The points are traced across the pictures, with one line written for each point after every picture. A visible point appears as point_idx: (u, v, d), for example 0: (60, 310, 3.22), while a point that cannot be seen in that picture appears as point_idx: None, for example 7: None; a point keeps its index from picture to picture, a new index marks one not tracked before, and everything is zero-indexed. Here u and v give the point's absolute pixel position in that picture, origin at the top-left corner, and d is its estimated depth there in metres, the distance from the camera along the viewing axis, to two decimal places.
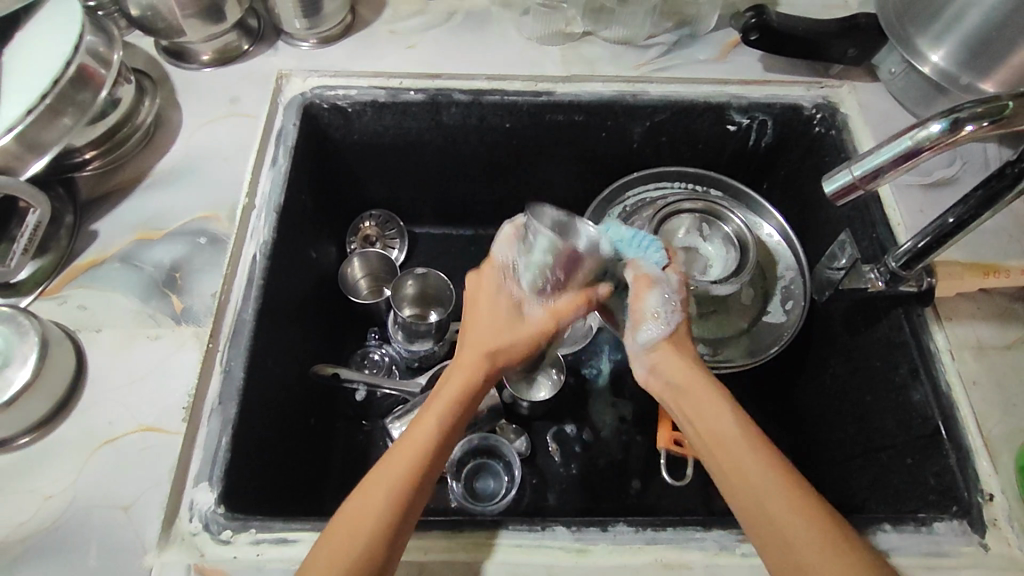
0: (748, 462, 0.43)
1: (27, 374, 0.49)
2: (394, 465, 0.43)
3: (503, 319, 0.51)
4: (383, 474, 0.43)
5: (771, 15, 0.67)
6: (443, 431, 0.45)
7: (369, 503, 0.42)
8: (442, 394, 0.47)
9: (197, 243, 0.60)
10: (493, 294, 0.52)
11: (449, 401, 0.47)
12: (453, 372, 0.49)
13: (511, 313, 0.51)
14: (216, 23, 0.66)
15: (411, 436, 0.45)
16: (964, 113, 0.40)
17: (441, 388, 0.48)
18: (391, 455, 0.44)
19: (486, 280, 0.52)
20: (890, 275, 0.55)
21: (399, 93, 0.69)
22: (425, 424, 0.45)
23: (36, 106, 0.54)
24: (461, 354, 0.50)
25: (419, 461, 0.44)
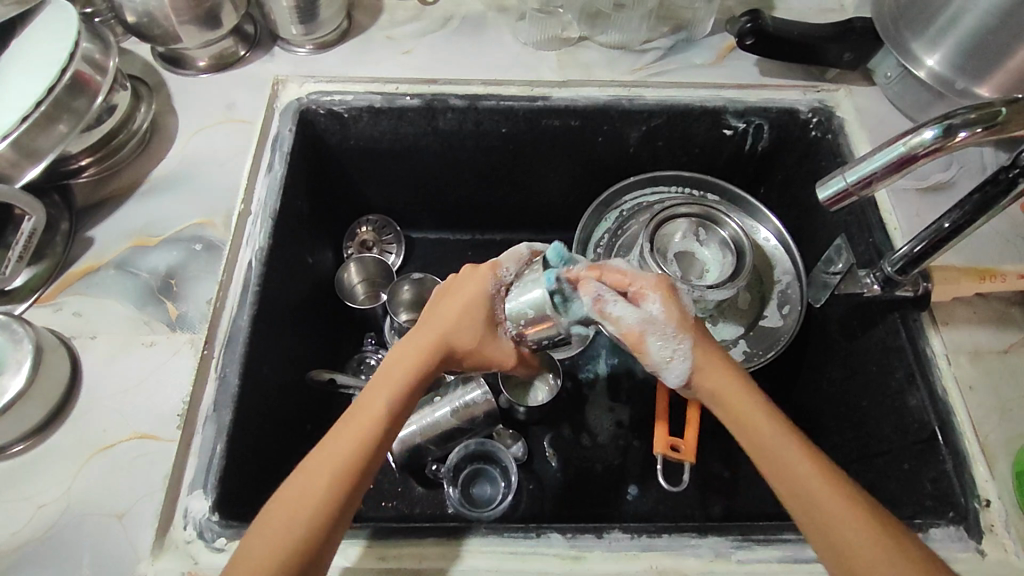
0: (785, 453, 0.42)
1: (22, 381, 0.49)
2: (346, 438, 0.44)
3: (472, 322, 0.51)
4: (334, 444, 0.43)
5: (767, 20, 0.67)
6: (394, 411, 0.46)
7: (321, 473, 0.42)
8: (395, 375, 0.47)
9: (193, 249, 0.60)
10: (476, 295, 0.51)
11: (403, 382, 0.47)
12: (409, 354, 0.49)
13: (482, 320, 0.51)
14: (212, 29, 0.66)
15: (359, 412, 0.45)
16: (956, 120, 0.40)
17: (394, 367, 0.48)
18: (343, 427, 0.44)
19: (472, 278, 0.52)
20: (885, 280, 0.56)
21: (395, 98, 0.69)
22: (378, 402, 0.46)
23: (32, 113, 0.54)
24: (416, 337, 0.50)
25: (361, 437, 0.44)
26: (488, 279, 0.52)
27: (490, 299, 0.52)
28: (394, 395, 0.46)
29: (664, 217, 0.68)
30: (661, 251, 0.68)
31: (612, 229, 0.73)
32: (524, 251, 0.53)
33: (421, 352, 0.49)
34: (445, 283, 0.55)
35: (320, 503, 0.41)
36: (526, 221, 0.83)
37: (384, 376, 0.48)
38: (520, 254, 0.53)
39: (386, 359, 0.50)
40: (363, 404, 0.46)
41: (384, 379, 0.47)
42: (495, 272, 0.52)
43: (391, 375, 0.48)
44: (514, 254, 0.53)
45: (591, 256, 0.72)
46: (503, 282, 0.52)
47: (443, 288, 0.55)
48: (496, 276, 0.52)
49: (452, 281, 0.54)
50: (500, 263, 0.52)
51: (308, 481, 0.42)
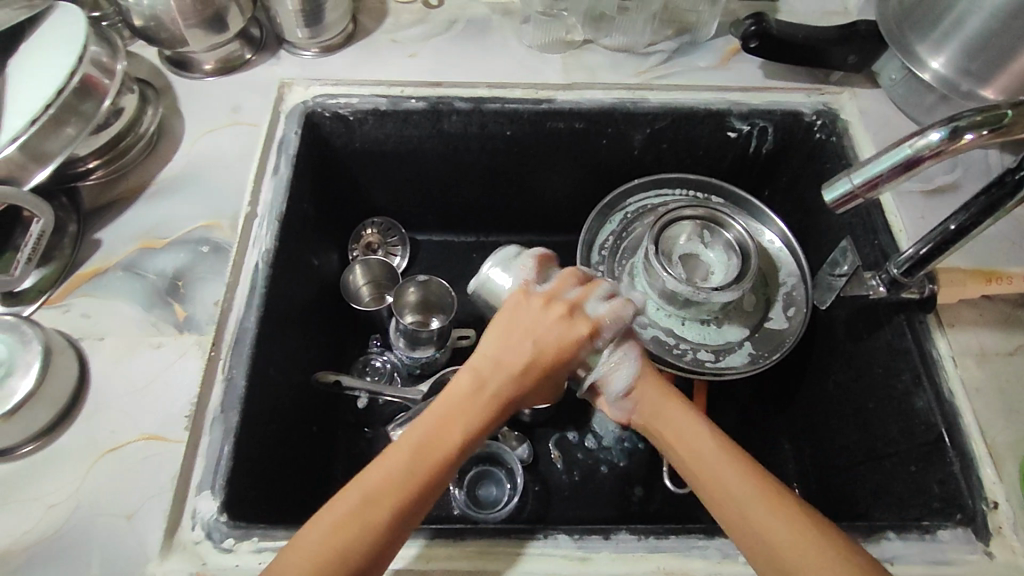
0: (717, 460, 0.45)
1: (30, 383, 0.49)
2: (418, 474, 0.42)
3: (550, 379, 0.49)
4: (405, 480, 0.41)
5: (771, 23, 0.67)
6: (461, 455, 0.44)
7: (384, 508, 0.40)
8: (472, 414, 0.45)
9: (200, 251, 0.60)
10: (566, 351, 0.49)
11: (476, 424, 0.45)
12: (487, 392, 0.46)
13: (557, 376, 0.50)
14: (218, 32, 0.66)
15: (431, 449, 0.43)
16: (962, 122, 0.41)
17: (469, 403, 0.45)
18: (416, 461, 0.42)
19: (569, 331, 0.49)
20: (891, 281, 0.56)
21: (401, 101, 0.69)
22: (451, 441, 0.44)
23: (41, 115, 0.55)
24: (495, 372, 0.47)
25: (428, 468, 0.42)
26: (585, 343, 0.49)
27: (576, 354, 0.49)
28: (465, 436, 0.44)
29: (668, 219, 0.68)
30: (666, 253, 0.68)
31: (616, 231, 0.73)
32: (627, 314, 0.51)
33: (498, 391, 0.46)
34: (531, 309, 0.50)
35: (369, 533, 0.40)
36: (530, 224, 0.83)
37: (460, 410, 0.45)
38: (626, 317, 0.50)
39: (455, 386, 0.46)
40: (436, 439, 0.43)
41: (459, 415, 0.45)
42: (594, 337, 0.50)
43: (465, 412, 0.45)
44: (619, 317, 0.50)
45: (596, 259, 0.71)
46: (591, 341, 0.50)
47: (525, 312, 0.50)
48: (593, 342, 0.50)
49: (540, 316, 0.49)
50: (602, 325, 0.50)
51: (352, 506, 0.40)
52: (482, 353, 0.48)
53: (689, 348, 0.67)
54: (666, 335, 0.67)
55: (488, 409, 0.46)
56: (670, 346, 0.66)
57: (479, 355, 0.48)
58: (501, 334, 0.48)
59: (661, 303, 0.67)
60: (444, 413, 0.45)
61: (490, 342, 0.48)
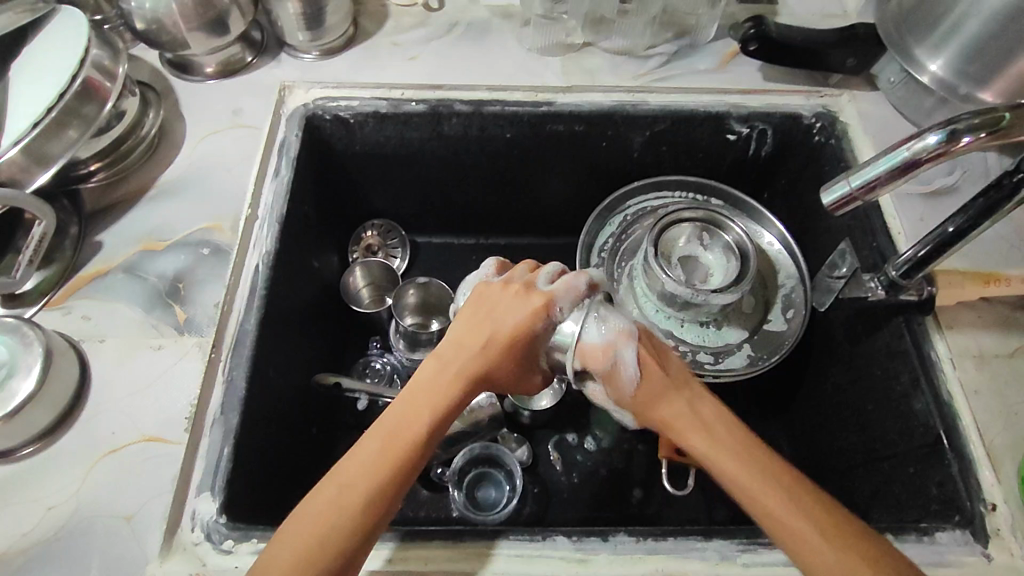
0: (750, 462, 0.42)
1: (31, 384, 0.49)
2: (382, 463, 0.41)
3: (515, 357, 0.47)
4: (373, 466, 0.41)
5: (770, 26, 0.67)
6: (431, 437, 0.43)
7: (358, 494, 0.40)
8: (438, 397, 0.44)
9: (200, 253, 0.60)
10: (520, 327, 0.47)
11: (444, 407, 0.44)
12: (452, 375, 0.45)
13: (524, 353, 0.48)
14: (220, 35, 0.66)
15: (398, 436, 0.42)
16: (959, 125, 0.41)
17: (433, 388, 0.44)
18: (382, 447, 0.42)
19: (525, 307, 0.47)
20: (890, 284, 0.56)
21: (401, 104, 0.69)
22: (419, 426, 0.43)
23: (43, 119, 0.55)
24: (457, 355, 0.46)
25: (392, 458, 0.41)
26: (541, 315, 0.47)
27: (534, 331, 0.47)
28: (433, 418, 0.43)
29: (668, 221, 0.69)
30: (665, 255, 0.68)
31: (616, 234, 0.74)
32: (582, 282, 0.48)
33: (462, 373, 0.45)
34: (490, 293, 0.49)
35: (346, 521, 0.39)
36: (530, 226, 0.83)
37: (424, 395, 0.44)
38: (580, 283, 0.48)
39: (419, 373, 0.46)
40: (403, 425, 0.43)
41: (424, 400, 0.44)
42: (550, 310, 0.47)
43: (431, 396, 0.44)
44: (572, 287, 0.48)
45: (595, 261, 0.72)
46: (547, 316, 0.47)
47: (484, 298, 0.49)
48: (549, 314, 0.47)
49: (498, 297, 0.49)
50: (555, 298, 0.48)
51: (332, 495, 0.40)
52: (445, 341, 0.47)
53: (688, 350, 0.67)
54: (666, 336, 0.67)
55: (454, 391, 0.45)
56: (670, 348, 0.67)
57: (442, 343, 0.47)
58: (463, 321, 0.48)
59: (660, 305, 0.67)
60: (409, 399, 0.44)
61: (453, 330, 0.48)
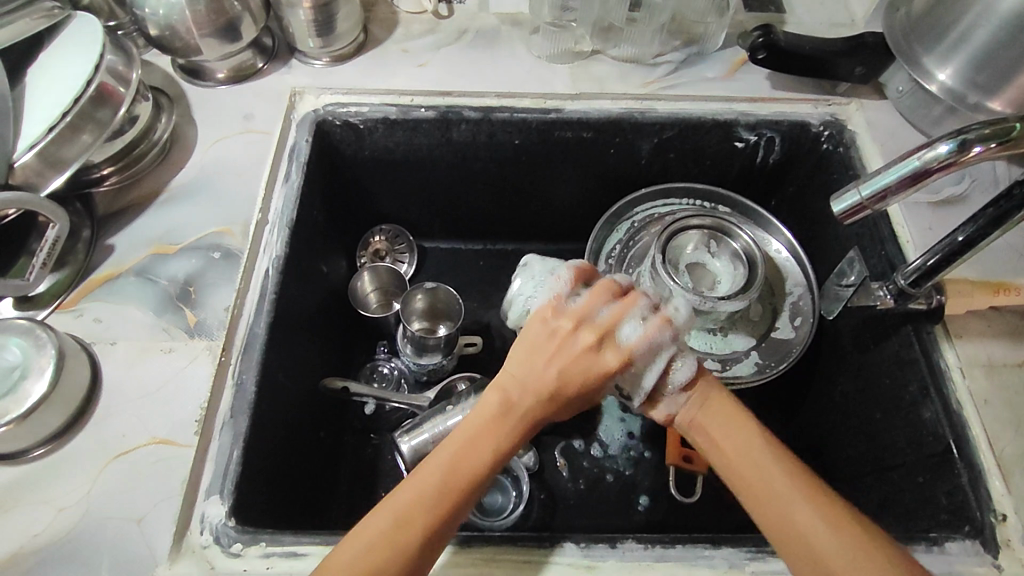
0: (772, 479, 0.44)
1: (44, 386, 0.49)
2: (446, 501, 0.43)
3: (580, 401, 0.49)
4: (434, 501, 0.43)
5: (778, 34, 0.67)
6: (489, 476, 0.45)
7: (419, 526, 0.42)
8: (498, 437, 0.46)
9: (211, 257, 0.61)
10: (590, 380, 0.47)
11: (505, 445, 0.46)
12: (515, 414, 0.47)
13: (586, 399, 0.49)
14: (231, 42, 0.67)
15: (460, 470, 0.44)
16: (971, 135, 0.41)
17: (496, 425, 0.46)
18: (445, 487, 0.43)
19: (598, 361, 0.47)
20: (899, 292, 0.55)
21: (411, 110, 0.70)
22: (481, 461, 0.45)
23: (58, 123, 0.55)
24: (520, 395, 0.47)
25: (452, 496, 0.43)
26: (614, 374, 0.48)
27: (600, 384, 0.48)
28: (492, 458, 0.45)
29: (676, 228, 0.69)
30: (672, 262, 0.69)
31: (623, 240, 0.74)
32: (665, 337, 0.48)
33: (524, 413, 0.47)
34: (562, 332, 0.48)
35: (409, 551, 0.41)
36: (537, 231, 0.83)
37: (488, 432, 0.46)
38: (664, 342, 0.48)
39: (483, 407, 0.47)
40: (464, 461, 0.45)
41: (487, 437, 0.46)
42: (626, 368, 0.48)
43: (491, 433, 0.46)
44: (653, 345, 0.48)
45: (603, 267, 0.72)
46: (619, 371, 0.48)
47: (551, 338, 0.48)
48: (624, 372, 0.48)
49: (570, 342, 0.48)
50: (633, 356, 0.47)
51: (387, 528, 0.41)
52: (510, 374, 0.48)
53: (695, 357, 0.67)
54: None
55: (512, 435, 0.47)
56: None
57: (507, 376, 0.48)
58: (527, 357, 0.48)
59: None
60: (472, 436, 0.46)
61: (516, 362, 0.48)
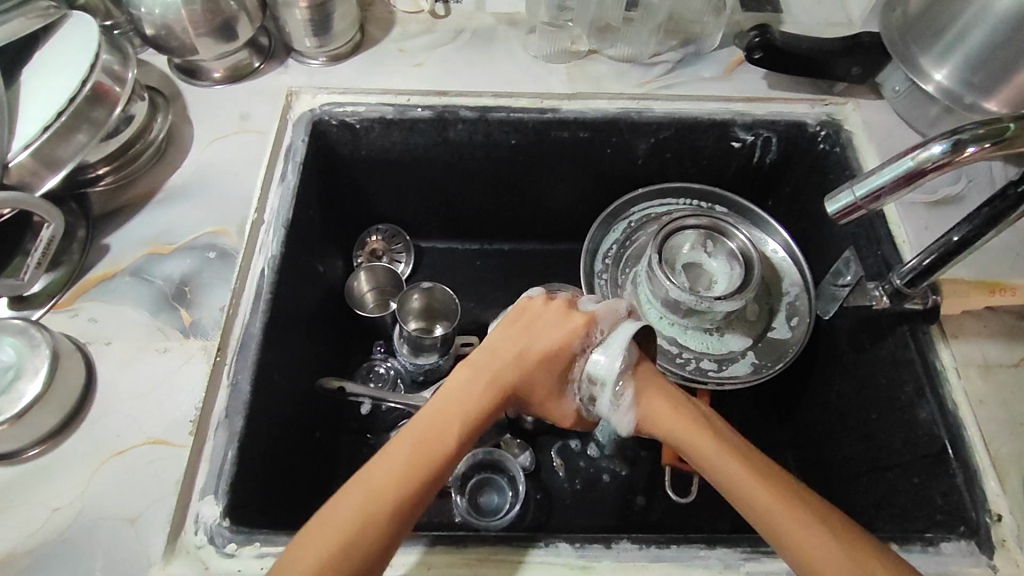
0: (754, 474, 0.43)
1: (38, 386, 0.49)
2: (412, 470, 0.42)
3: (551, 370, 0.49)
4: (399, 471, 0.41)
5: (775, 34, 0.67)
6: (459, 447, 0.44)
7: (391, 497, 0.40)
8: (467, 408, 0.45)
9: (206, 257, 0.61)
10: (558, 333, 0.49)
11: (474, 414, 0.45)
12: (487, 381, 0.47)
13: (558, 370, 0.49)
14: (227, 42, 0.67)
15: (431, 436, 0.44)
16: (965, 135, 0.41)
17: (466, 395, 0.46)
18: (411, 456, 0.42)
19: (565, 323, 0.50)
20: (894, 292, 0.55)
21: (407, 110, 0.70)
22: (450, 432, 0.44)
23: (53, 123, 0.55)
24: (490, 365, 0.48)
25: (418, 465, 0.42)
26: (581, 335, 0.49)
27: (570, 348, 0.49)
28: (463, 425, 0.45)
29: (672, 228, 0.69)
30: (669, 262, 0.69)
31: (619, 240, 0.74)
32: (620, 306, 0.51)
33: (495, 380, 0.47)
34: (532, 307, 0.51)
35: (377, 526, 0.40)
36: (534, 231, 0.83)
37: (457, 403, 0.45)
38: (618, 313, 0.51)
39: (454, 378, 0.47)
40: (436, 430, 0.44)
41: (458, 404, 0.45)
42: (591, 330, 0.50)
43: (462, 401, 0.46)
44: (612, 308, 0.51)
45: (599, 267, 0.72)
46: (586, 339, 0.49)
47: (520, 315, 0.50)
48: (591, 336, 0.50)
49: (536, 314, 0.50)
50: (597, 318, 0.50)
51: (358, 506, 0.40)
52: (480, 350, 0.49)
53: (692, 357, 0.67)
54: (669, 343, 0.67)
55: (482, 403, 0.46)
56: (673, 354, 0.67)
57: (478, 351, 0.49)
58: (498, 330, 0.50)
59: (664, 312, 0.67)
60: (440, 408, 0.45)
61: (489, 339, 0.50)
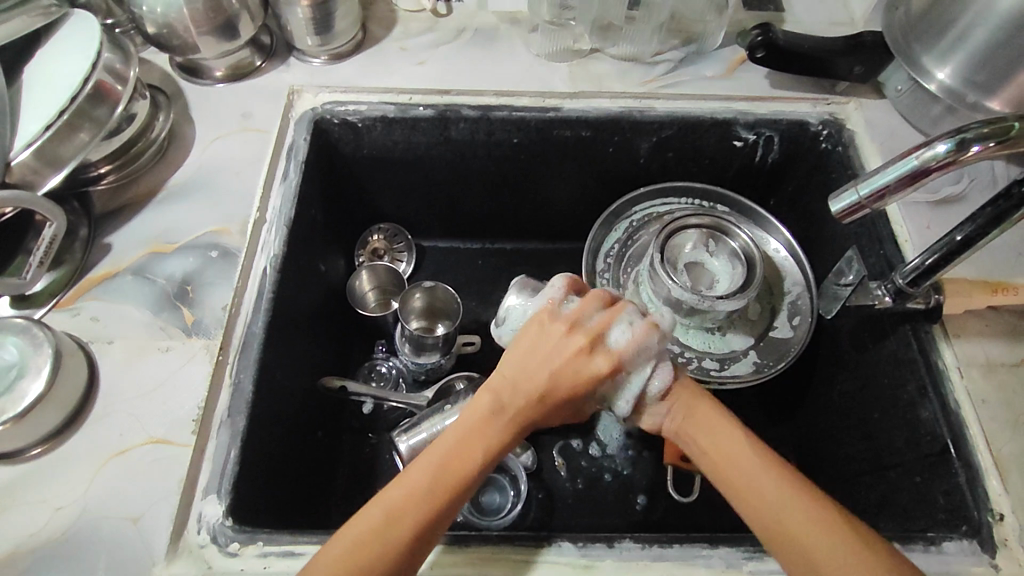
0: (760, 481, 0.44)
1: (41, 385, 0.49)
2: (434, 499, 0.42)
3: (571, 404, 0.48)
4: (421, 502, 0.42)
5: (777, 33, 0.67)
6: (479, 475, 0.45)
7: (408, 524, 0.41)
8: (487, 437, 0.45)
9: (208, 256, 0.61)
10: (577, 378, 0.47)
11: (493, 444, 0.45)
12: (506, 415, 0.46)
13: (577, 403, 0.49)
14: (229, 40, 0.67)
15: (450, 471, 0.44)
16: (969, 134, 0.41)
17: (485, 425, 0.46)
18: (433, 486, 0.43)
19: (587, 366, 0.47)
20: (897, 291, 0.55)
21: (409, 109, 0.70)
22: (470, 461, 0.44)
23: (55, 121, 0.55)
24: (511, 398, 0.47)
25: (439, 493, 0.43)
26: (604, 378, 0.47)
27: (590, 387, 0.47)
28: (481, 458, 0.45)
29: (674, 228, 0.69)
30: (671, 261, 0.68)
31: (621, 239, 0.74)
32: (653, 342, 0.48)
33: (515, 414, 0.47)
34: (555, 336, 0.48)
35: (395, 550, 0.41)
36: (536, 230, 0.83)
37: (476, 432, 0.45)
38: (649, 351, 0.48)
39: (474, 406, 0.47)
40: (454, 463, 0.44)
41: (477, 437, 0.45)
42: (614, 374, 0.47)
43: (481, 433, 0.45)
44: (640, 348, 0.47)
45: (601, 266, 0.72)
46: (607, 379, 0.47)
47: (545, 338, 0.48)
48: (614, 378, 0.48)
49: (558, 346, 0.48)
50: (622, 362, 0.47)
51: (374, 525, 0.41)
52: (500, 376, 0.48)
53: (693, 356, 0.67)
54: (671, 343, 0.67)
55: (501, 434, 0.46)
56: (675, 354, 0.66)
57: (498, 376, 0.48)
58: (520, 357, 0.48)
59: (666, 311, 0.67)
60: (461, 435, 0.45)
61: (509, 363, 0.48)
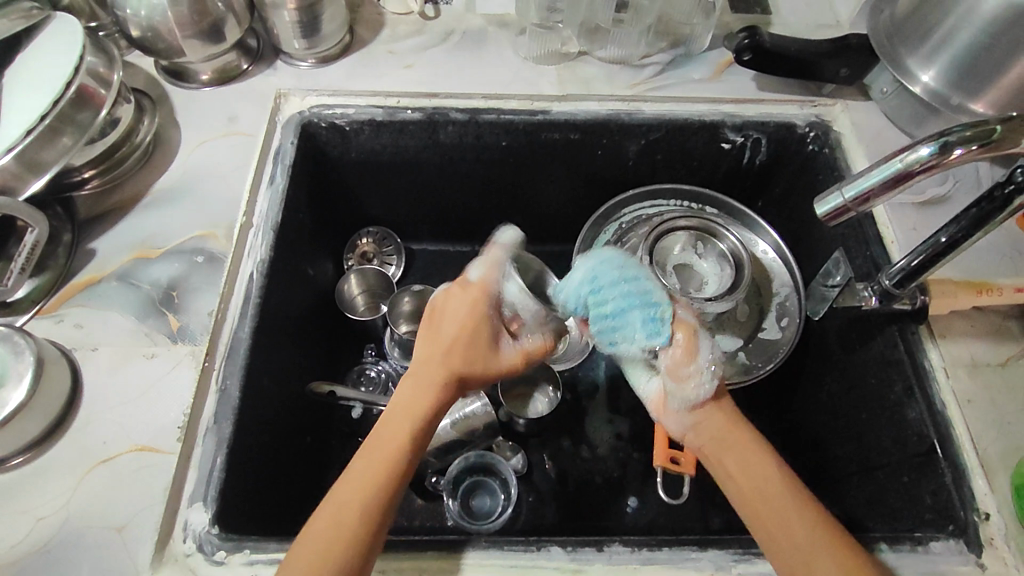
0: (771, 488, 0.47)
1: (23, 394, 0.49)
2: (373, 473, 0.46)
3: (481, 338, 0.53)
4: (364, 478, 0.45)
5: (764, 35, 0.67)
6: (413, 439, 0.48)
7: (355, 500, 0.44)
8: (414, 407, 0.49)
9: (194, 261, 0.60)
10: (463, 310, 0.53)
11: (420, 409, 0.49)
12: (423, 379, 0.51)
13: (486, 335, 0.53)
14: (215, 43, 0.66)
15: (383, 446, 0.47)
16: (951, 137, 0.41)
17: (410, 398, 0.50)
18: (371, 463, 0.46)
19: (463, 298, 0.54)
20: (883, 293, 0.56)
21: (396, 112, 0.69)
22: (400, 432, 0.48)
23: (37, 126, 0.55)
24: (429, 368, 0.51)
25: (377, 469, 0.46)
26: (483, 299, 0.54)
27: (482, 312, 0.54)
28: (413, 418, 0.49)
29: (662, 230, 0.69)
30: (660, 263, 0.68)
31: (611, 242, 0.74)
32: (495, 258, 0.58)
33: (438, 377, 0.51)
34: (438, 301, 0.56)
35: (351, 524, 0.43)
36: (526, 233, 0.83)
37: (404, 407, 0.49)
38: (500, 261, 0.58)
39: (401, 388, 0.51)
40: (385, 432, 0.48)
41: (405, 409, 0.49)
42: (488, 291, 0.55)
43: (407, 406, 0.50)
44: (495, 265, 0.57)
45: None
46: (487, 296, 0.55)
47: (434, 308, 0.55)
48: (489, 296, 0.55)
49: (442, 304, 0.55)
50: (488, 279, 0.56)
51: (349, 501, 0.44)
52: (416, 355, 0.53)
53: None
54: None
55: (426, 398, 0.50)
56: None
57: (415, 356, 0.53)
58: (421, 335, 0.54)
59: None
60: (393, 413, 0.49)
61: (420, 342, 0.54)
